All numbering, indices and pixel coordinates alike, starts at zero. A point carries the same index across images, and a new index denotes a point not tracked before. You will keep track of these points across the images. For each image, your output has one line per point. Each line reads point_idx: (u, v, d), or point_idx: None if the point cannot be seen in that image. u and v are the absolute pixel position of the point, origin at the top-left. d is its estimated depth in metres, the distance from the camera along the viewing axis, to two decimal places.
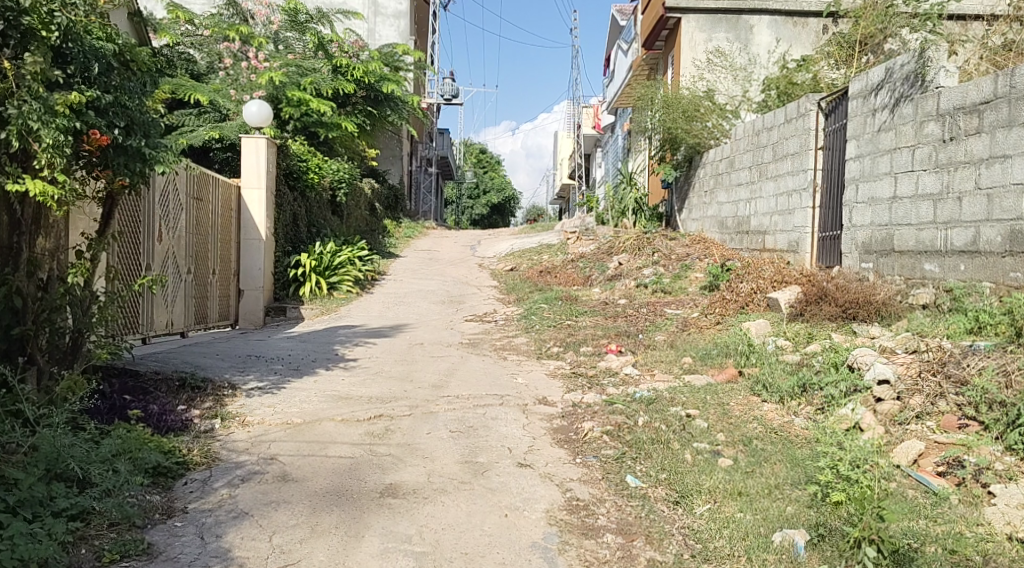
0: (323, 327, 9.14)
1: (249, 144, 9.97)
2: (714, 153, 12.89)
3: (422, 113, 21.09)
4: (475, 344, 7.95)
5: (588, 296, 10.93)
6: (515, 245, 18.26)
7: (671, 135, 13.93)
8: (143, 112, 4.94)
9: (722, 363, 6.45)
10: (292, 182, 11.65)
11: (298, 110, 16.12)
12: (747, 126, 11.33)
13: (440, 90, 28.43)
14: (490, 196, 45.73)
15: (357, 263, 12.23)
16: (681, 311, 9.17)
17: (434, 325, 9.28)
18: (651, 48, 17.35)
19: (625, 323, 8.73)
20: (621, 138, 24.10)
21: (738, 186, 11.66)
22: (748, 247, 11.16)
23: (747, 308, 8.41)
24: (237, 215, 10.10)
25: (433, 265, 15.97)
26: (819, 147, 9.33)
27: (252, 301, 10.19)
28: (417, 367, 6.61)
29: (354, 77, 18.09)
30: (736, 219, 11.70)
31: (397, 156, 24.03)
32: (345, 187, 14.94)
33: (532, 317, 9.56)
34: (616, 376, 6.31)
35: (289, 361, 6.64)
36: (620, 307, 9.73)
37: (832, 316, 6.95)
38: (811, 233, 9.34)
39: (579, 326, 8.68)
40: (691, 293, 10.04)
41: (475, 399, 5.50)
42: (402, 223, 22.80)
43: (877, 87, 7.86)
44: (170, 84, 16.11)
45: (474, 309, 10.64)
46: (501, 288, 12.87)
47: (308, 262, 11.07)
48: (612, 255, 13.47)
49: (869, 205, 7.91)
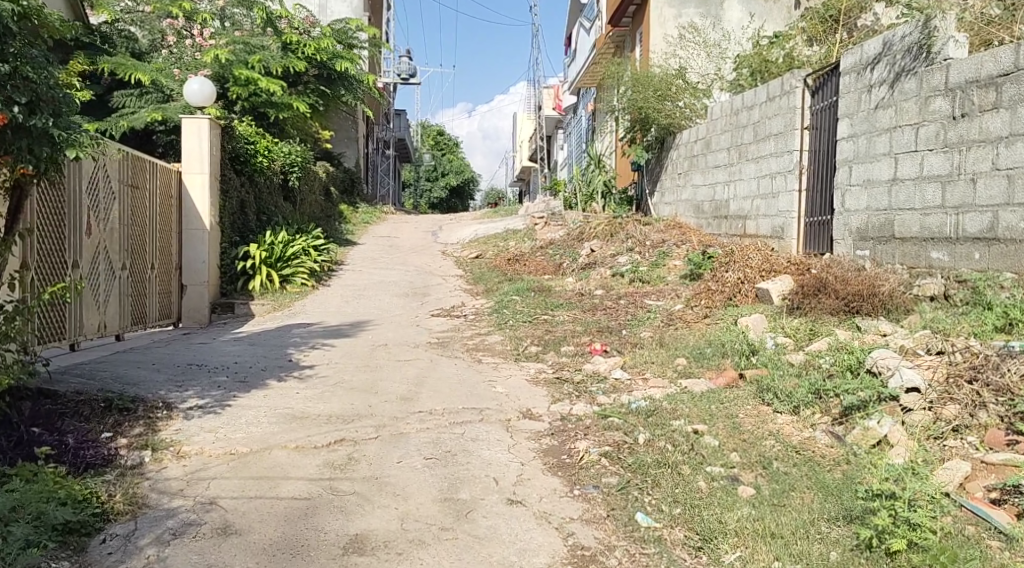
0: (276, 326, 8.38)
1: (190, 124, 9.18)
2: (688, 134, 12.31)
3: (378, 93, 20.19)
4: (444, 345, 7.27)
5: (562, 287, 10.30)
6: (479, 230, 17.53)
7: (642, 116, 13.31)
8: (52, 86, 4.11)
9: (719, 365, 5.87)
10: (238, 166, 10.76)
11: (246, 90, 15.13)
12: (724, 104, 10.76)
13: (396, 69, 27.50)
14: (448, 178, 44.78)
15: (312, 254, 11.42)
16: (664, 303, 8.58)
17: (398, 322, 8.57)
18: (617, 24, 16.63)
19: (606, 318, 8.11)
20: (585, 119, 23.48)
21: (715, 168, 11.10)
22: (728, 233, 10.62)
23: (735, 300, 7.84)
24: (178, 203, 9.25)
25: (394, 253, 15.17)
26: (804, 126, 8.79)
27: (196, 297, 9.37)
28: (383, 375, 5.92)
29: (306, 54, 17.18)
30: (713, 203, 11.15)
31: (353, 138, 23.10)
32: (298, 170, 14.08)
33: (504, 312, 8.89)
34: (605, 383, 5.69)
35: (235, 370, 5.88)
36: (597, 301, 9.11)
37: (833, 310, 6.39)
38: (798, 217, 8.81)
39: (556, 321, 8.05)
40: (671, 283, 9.47)
41: (451, 414, 4.83)
42: (359, 207, 21.89)
43: (873, 62, 7.33)
44: (107, 63, 14.98)
45: (440, 303, 9.94)
46: (467, 278, 12.18)
47: (257, 253, 10.25)
48: (583, 242, 12.86)
49: (864, 188, 7.37)
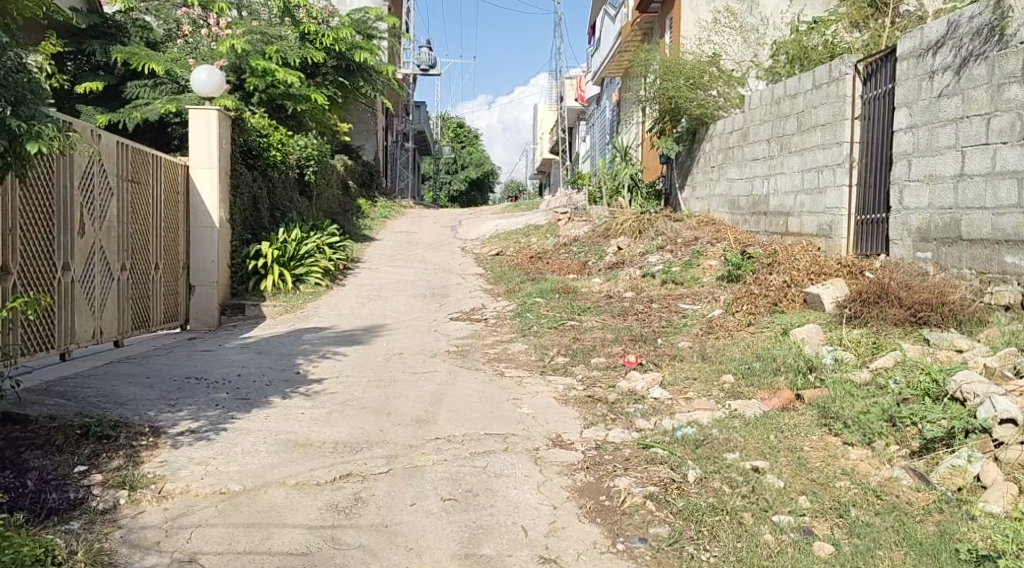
0: (286, 331, 7.87)
1: (198, 115, 8.67)
2: (722, 125, 11.66)
3: (398, 84, 19.65)
4: (464, 355, 6.71)
5: (589, 288, 9.71)
6: (500, 226, 16.96)
7: (673, 105, 12.67)
8: (6, 70, 3.61)
9: (773, 385, 5.27)
10: (250, 160, 10.25)
11: (263, 81, 14.63)
12: (764, 93, 10.11)
13: (416, 60, 26.91)
14: (468, 171, 44.22)
15: (327, 252, 10.90)
16: (701, 309, 7.97)
17: (415, 327, 8.03)
18: (646, 10, 16.01)
19: (639, 324, 7.52)
20: (610, 110, 22.80)
21: (754, 161, 10.46)
22: (767, 231, 9.98)
23: (782, 307, 7.26)
24: (185, 199, 8.75)
25: (412, 249, 14.64)
26: (855, 116, 8.16)
27: (205, 298, 8.87)
28: (397, 391, 5.37)
29: (324, 45, 16.67)
30: (751, 198, 10.51)
31: (371, 130, 22.60)
32: (314, 164, 13.57)
33: (528, 316, 8.32)
34: (644, 402, 5.10)
35: (238, 386, 5.35)
36: (628, 305, 8.52)
37: (897, 321, 5.77)
38: (848, 215, 8.18)
39: (584, 328, 7.47)
40: (708, 286, 8.85)
41: (472, 442, 4.27)
42: (377, 201, 21.39)
43: (935, 46, 6.66)
44: (121, 52, 14.43)
45: (460, 305, 9.38)
46: (488, 277, 11.62)
47: (270, 252, 9.75)
48: (610, 239, 12.25)
49: (926, 184, 6.74)
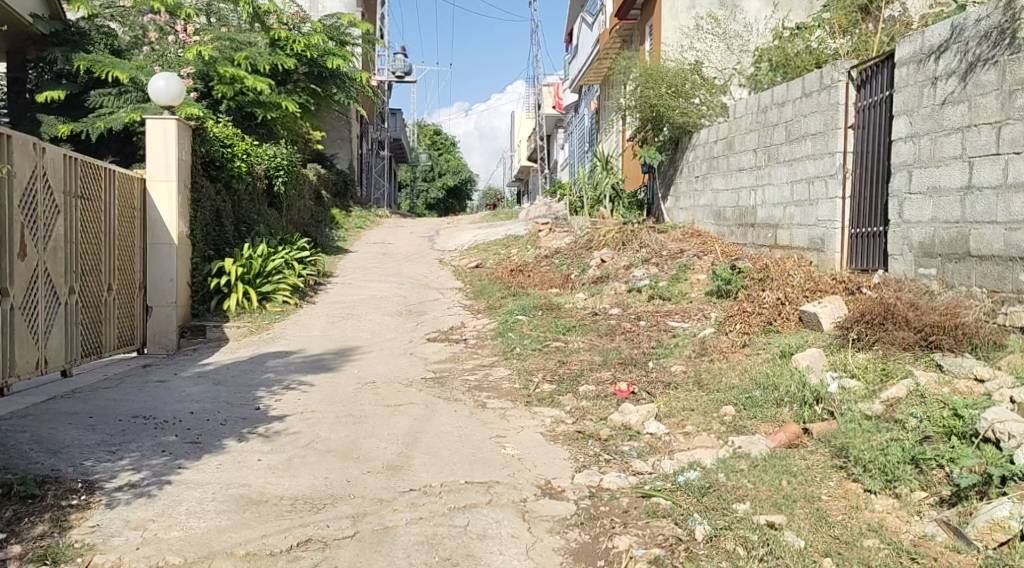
0: (250, 357, 7.37)
1: (155, 125, 8.27)
2: (706, 133, 11.29)
3: (372, 91, 19.12)
4: (442, 382, 6.24)
5: (573, 304, 9.28)
6: (478, 236, 16.50)
7: (656, 113, 12.29)
8: None
9: (777, 417, 4.81)
10: (212, 172, 9.69)
11: (232, 89, 14.06)
12: (750, 100, 9.74)
13: (391, 66, 26.38)
14: (446, 178, 43.71)
15: (295, 267, 10.38)
16: (692, 328, 7.57)
17: (390, 350, 7.56)
18: (623, 18, 15.64)
19: (627, 346, 7.09)
20: (589, 117, 22.47)
21: (740, 171, 10.08)
22: (754, 243, 9.60)
23: (777, 327, 6.81)
24: (142, 214, 8.33)
25: (388, 262, 14.14)
26: (849, 125, 7.75)
27: (163, 320, 8.40)
28: (367, 429, 4.90)
29: (295, 51, 16.11)
30: (737, 210, 10.13)
31: (345, 139, 22.08)
32: (283, 174, 13.05)
33: (510, 336, 7.87)
34: (639, 439, 4.65)
35: (189, 427, 4.86)
36: (614, 323, 8.10)
37: (907, 345, 5.37)
38: (841, 228, 7.78)
39: (568, 350, 7.02)
40: (697, 302, 8.45)
41: (451, 494, 3.82)
42: (352, 211, 20.84)
43: (937, 51, 6.32)
44: (83, 60, 13.81)
45: (437, 324, 8.92)
46: (466, 292, 11.17)
47: (233, 269, 9.20)
48: (593, 251, 11.84)
49: (929, 197, 6.38)
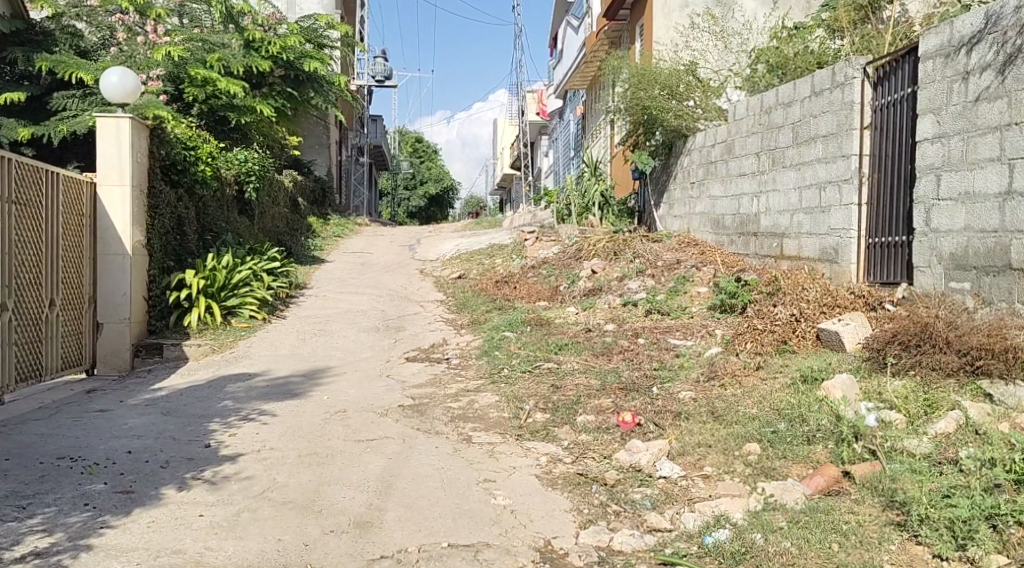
0: (209, 380, 6.66)
1: (106, 125, 7.62)
2: (702, 137, 10.70)
3: (351, 95, 18.39)
4: (422, 411, 5.55)
5: (564, 319, 8.62)
6: (461, 245, 15.80)
7: (648, 117, 11.69)
8: None
9: (810, 457, 4.17)
10: (174, 176, 8.94)
11: (203, 91, 13.29)
12: (752, 101, 9.13)
13: (371, 71, 25.67)
14: (427, 186, 42.97)
15: (265, 279, 9.64)
16: (697, 347, 6.92)
17: (364, 372, 6.86)
18: (612, 19, 15.06)
19: (626, 368, 6.43)
20: (575, 123, 21.88)
21: (740, 176, 9.48)
22: (757, 254, 9.00)
23: (793, 347, 6.19)
24: (93, 222, 7.62)
25: (366, 273, 13.44)
26: (864, 125, 7.18)
27: (115, 338, 7.68)
28: (335, 471, 4.22)
29: (271, 53, 15.26)
30: (738, 218, 9.52)
31: (324, 145, 21.37)
32: (255, 180, 12.33)
33: (496, 356, 7.20)
34: (652, 485, 3.99)
35: (122, 472, 4.18)
36: (610, 340, 7.44)
37: (949, 370, 4.75)
38: (857, 237, 7.18)
39: (561, 373, 6.36)
40: (699, 317, 7.81)
41: (432, 563, 3.23)
42: (330, 219, 20.08)
43: (969, 42, 5.73)
44: (46, 60, 12.96)
45: (417, 341, 8.22)
46: (449, 305, 10.48)
47: (196, 282, 8.47)
48: (582, 261, 11.19)
49: (961, 203, 5.79)
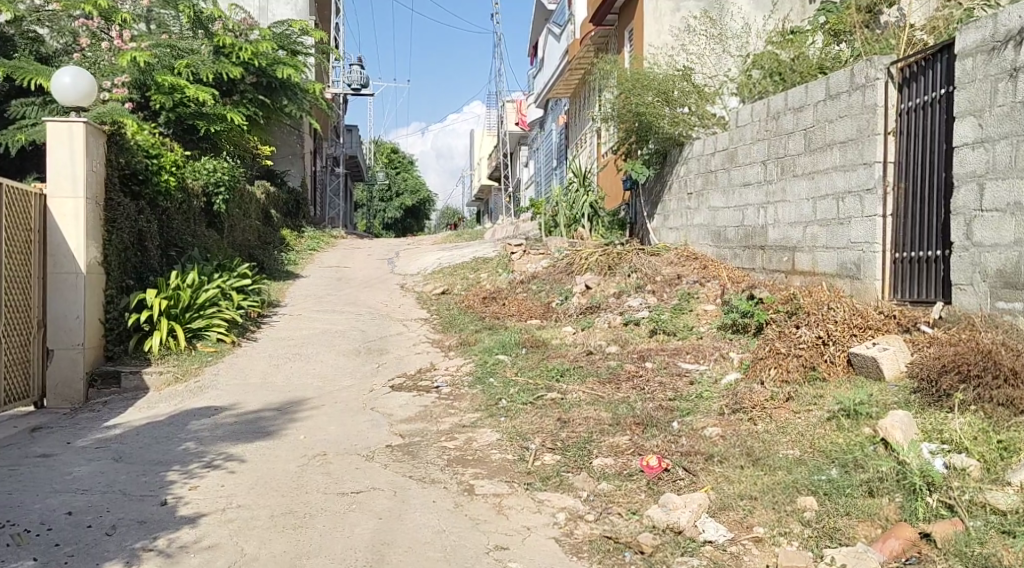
0: (171, 415, 5.92)
1: (59, 131, 6.92)
2: (700, 145, 10.13)
3: (326, 103, 17.63)
4: (414, 454, 4.86)
5: (560, 340, 7.97)
6: (443, 258, 15.12)
7: (640, 124, 11.10)
8: None
9: (876, 514, 3.60)
10: (134, 187, 8.18)
11: (171, 99, 12.47)
12: (758, 106, 8.57)
13: (347, 79, 24.93)
14: (403, 198, 42.29)
15: (234, 297, 8.91)
16: (712, 373, 6.30)
17: (345, 404, 6.16)
18: (599, 24, 14.42)
19: (639, 398, 5.79)
20: (557, 132, 21.32)
21: (744, 186, 8.92)
22: (764, 268, 8.42)
23: (823, 374, 5.61)
24: (42, 237, 6.87)
25: (344, 289, 12.73)
26: (888, 130, 6.63)
27: (67, 367, 6.91)
28: (317, 537, 3.56)
29: (241, 59, 14.49)
30: (742, 230, 8.93)
31: (298, 155, 20.63)
32: (225, 191, 11.66)
33: (491, 383, 6.53)
34: (698, 555, 3.43)
35: (59, 542, 3.47)
36: (615, 365, 6.79)
37: (1021, 407, 4.19)
38: (882, 252, 6.62)
39: (565, 404, 5.70)
40: (709, 339, 7.22)
41: None
42: (305, 231, 19.31)
43: (1018, 37, 5.22)
44: (3, 66, 12.14)
45: (402, 366, 7.52)
46: (434, 324, 9.79)
47: (157, 302, 7.71)
48: (574, 276, 10.58)
49: (1010, 214, 5.26)
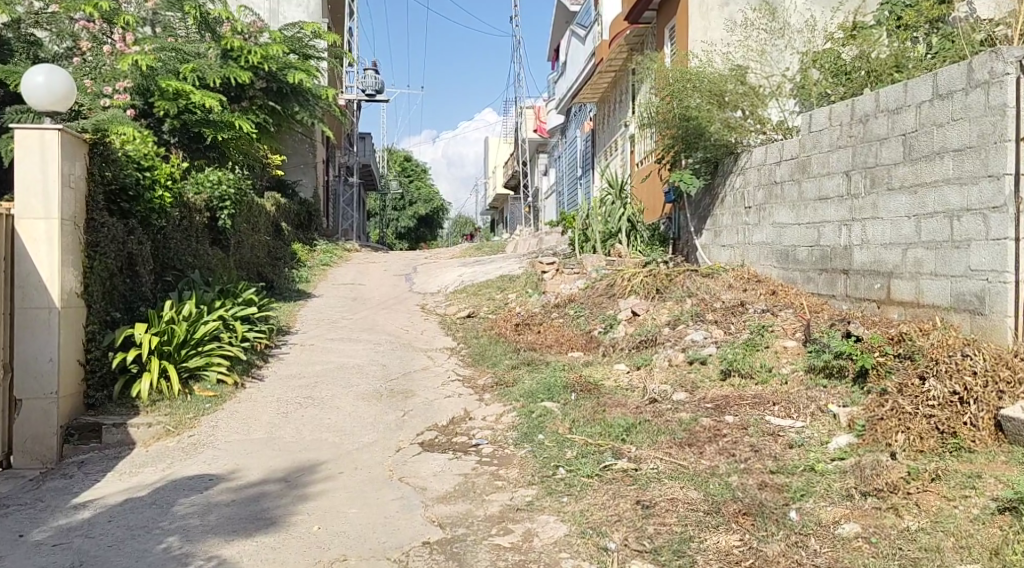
0: (155, 488, 4.84)
1: (28, 139, 5.94)
2: (761, 153, 8.99)
3: (340, 111, 16.50)
4: (461, 560, 3.79)
5: (614, 381, 6.84)
6: (465, 275, 14.02)
7: (688, 130, 9.94)
8: None
9: None
10: (122, 204, 7.11)
11: (176, 106, 11.39)
12: (842, 110, 7.48)
13: (361, 84, 23.85)
14: (417, 207, 41.41)
15: (240, 327, 7.83)
16: (815, 434, 5.19)
17: (369, 472, 5.07)
18: (636, 22, 13.33)
19: (734, 472, 4.64)
20: (582, 139, 20.20)
21: (821, 201, 7.81)
22: (848, 296, 7.34)
23: (969, 443, 4.59)
24: (9, 267, 5.86)
25: (360, 311, 11.65)
26: (1021, 137, 5.52)
27: (37, 420, 5.86)
28: None
29: (251, 64, 13.30)
30: (818, 250, 7.83)
31: (310, 164, 19.62)
32: (232, 205, 10.57)
33: (542, 442, 5.41)
34: None
35: None
36: (688, 418, 5.65)
37: None
38: (1015, 282, 5.51)
39: (642, 478, 4.56)
40: (797, 385, 6.10)
41: None
42: (317, 245, 18.26)
43: None
44: None
45: (431, 414, 6.41)
46: (463, 356, 8.67)
47: (147, 338, 6.61)
48: (618, 300, 9.44)
49: None
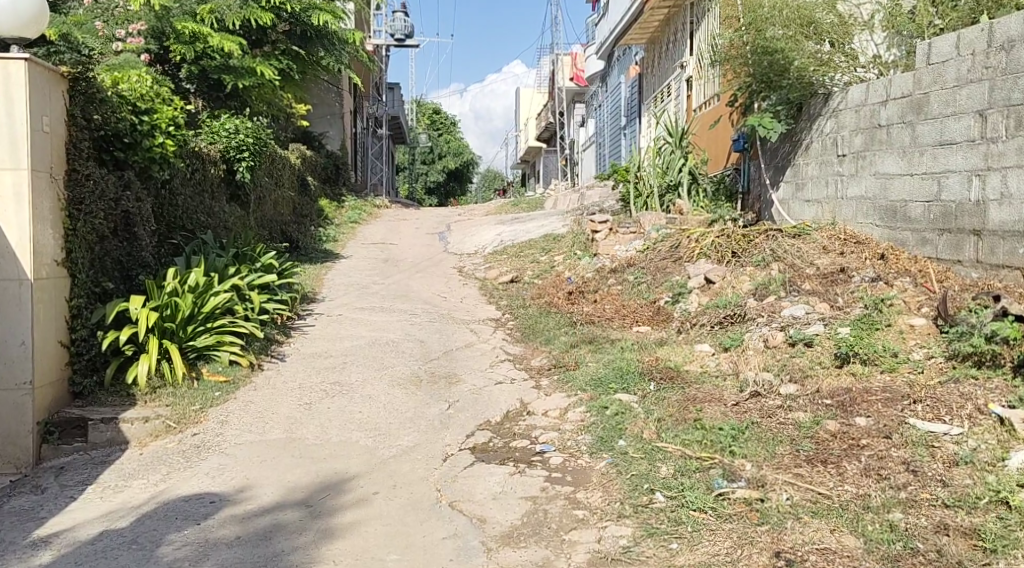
0: (141, 516, 3.81)
1: None
2: (860, 92, 7.63)
3: (368, 56, 15.18)
4: None
5: (699, 367, 5.68)
6: (505, 234, 12.84)
7: (768, 69, 8.56)
8: None
9: None
10: (116, 155, 6.00)
11: (192, 50, 10.21)
12: (980, 35, 6.12)
13: (389, 28, 22.44)
14: (447, 160, 40.03)
15: (256, 297, 6.73)
16: (982, 447, 4.01)
17: (410, 493, 3.99)
18: None
19: (894, 507, 3.49)
20: (627, 85, 18.67)
21: (943, 147, 6.50)
22: (979, 262, 6.10)
23: None
24: None
25: (392, 274, 10.58)
26: None
27: (8, 416, 4.88)
28: None
29: (272, 3, 12.00)
30: (937, 207, 6.55)
31: (337, 115, 18.42)
32: (251, 157, 9.44)
33: (625, 452, 4.28)
34: None
35: None
36: (808, 420, 4.48)
37: None
38: None
39: (774, 515, 3.44)
40: (936, 375, 4.90)
41: None
42: (345, 201, 17.16)
43: None
44: None
45: (481, 407, 5.31)
46: (511, 329, 7.55)
47: (144, 316, 5.50)
48: (686, 264, 8.23)
49: None
